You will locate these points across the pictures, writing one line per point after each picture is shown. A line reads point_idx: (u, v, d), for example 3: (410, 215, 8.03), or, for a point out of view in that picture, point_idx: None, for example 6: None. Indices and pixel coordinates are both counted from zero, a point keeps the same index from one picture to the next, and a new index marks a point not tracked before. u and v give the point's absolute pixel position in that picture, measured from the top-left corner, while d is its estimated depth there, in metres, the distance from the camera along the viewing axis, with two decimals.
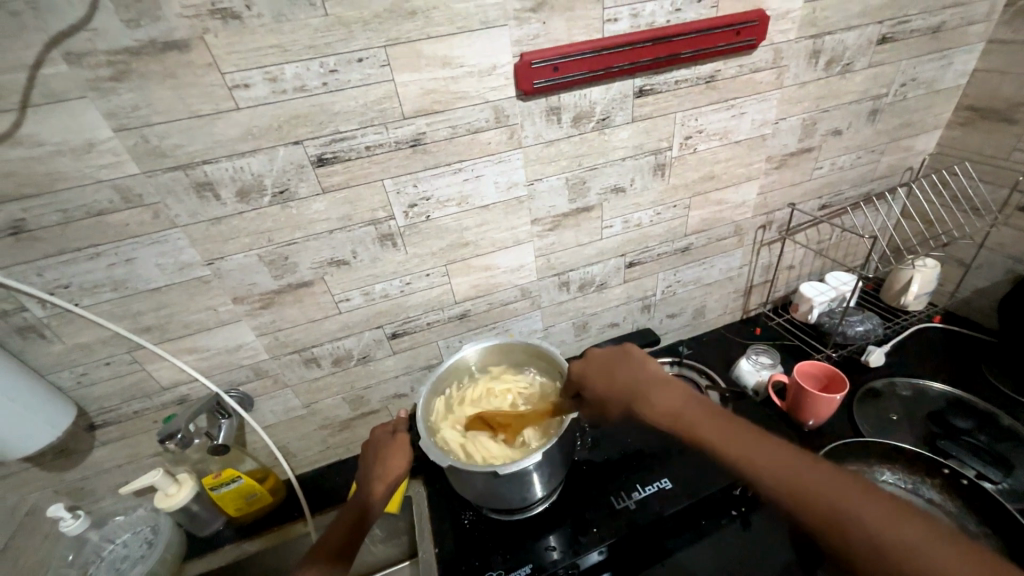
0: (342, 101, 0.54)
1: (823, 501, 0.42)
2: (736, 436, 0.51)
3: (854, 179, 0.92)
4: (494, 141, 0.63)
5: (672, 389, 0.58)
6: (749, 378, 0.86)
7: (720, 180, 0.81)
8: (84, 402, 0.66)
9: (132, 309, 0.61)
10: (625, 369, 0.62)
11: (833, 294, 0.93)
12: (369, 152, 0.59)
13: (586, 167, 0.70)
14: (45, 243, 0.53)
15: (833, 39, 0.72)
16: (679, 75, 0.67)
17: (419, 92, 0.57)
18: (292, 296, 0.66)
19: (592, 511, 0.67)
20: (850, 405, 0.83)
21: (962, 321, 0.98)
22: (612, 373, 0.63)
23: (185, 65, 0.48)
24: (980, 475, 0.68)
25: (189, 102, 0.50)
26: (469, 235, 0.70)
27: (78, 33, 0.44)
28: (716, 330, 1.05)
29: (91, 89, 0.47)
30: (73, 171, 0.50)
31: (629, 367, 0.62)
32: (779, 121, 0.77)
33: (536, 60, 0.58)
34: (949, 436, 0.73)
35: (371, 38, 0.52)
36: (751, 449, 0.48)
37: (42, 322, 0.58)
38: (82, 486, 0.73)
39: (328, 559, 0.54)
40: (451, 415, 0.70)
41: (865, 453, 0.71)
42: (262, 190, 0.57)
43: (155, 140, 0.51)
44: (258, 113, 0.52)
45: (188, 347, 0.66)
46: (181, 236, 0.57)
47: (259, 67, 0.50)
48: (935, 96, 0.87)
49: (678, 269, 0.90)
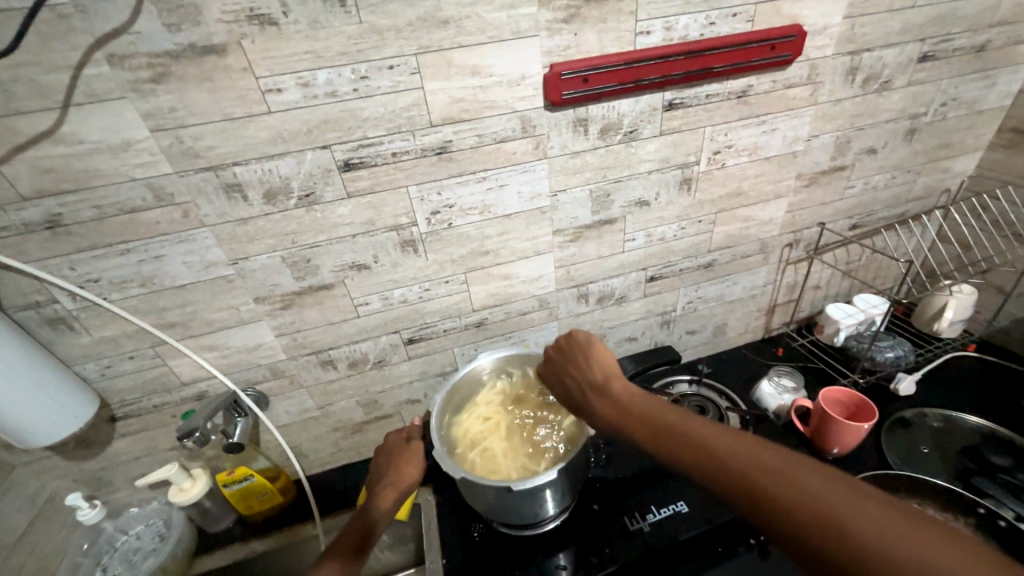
0: (371, 107, 0.55)
1: (774, 490, 0.38)
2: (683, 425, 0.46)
3: (888, 200, 0.89)
4: (519, 150, 0.63)
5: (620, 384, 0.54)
6: (771, 402, 0.83)
7: (747, 197, 0.79)
8: (107, 394, 0.67)
9: (158, 305, 0.62)
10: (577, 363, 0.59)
11: (862, 317, 0.90)
12: (395, 159, 0.59)
13: (611, 179, 0.70)
14: (79, 238, 0.54)
15: (871, 56, 0.70)
16: (710, 90, 0.66)
17: (448, 101, 0.57)
18: (312, 298, 0.67)
19: (605, 532, 0.66)
20: (878, 435, 0.79)
21: (999, 351, 0.93)
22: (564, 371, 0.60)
23: (222, 69, 0.49)
24: (1019, 516, 0.63)
25: (224, 105, 0.51)
26: (490, 243, 0.70)
27: (122, 36, 0.45)
28: (737, 348, 1.02)
29: (131, 89, 0.48)
30: (109, 169, 0.51)
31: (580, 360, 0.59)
32: (812, 138, 0.75)
33: (566, 71, 0.57)
34: (984, 473, 0.70)
35: (403, 46, 0.52)
36: (700, 435, 0.44)
37: (71, 314, 0.59)
38: (100, 476, 0.74)
39: (346, 556, 0.54)
40: (465, 429, 0.68)
41: (895, 486, 0.68)
42: (289, 192, 0.58)
43: (189, 141, 0.52)
44: (289, 117, 0.53)
45: (209, 344, 0.67)
46: (208, 235, 0.58)
47: (292, 72, 0.51)
48: (977, 117, 0.83)
49: (700, 285, 0.88)
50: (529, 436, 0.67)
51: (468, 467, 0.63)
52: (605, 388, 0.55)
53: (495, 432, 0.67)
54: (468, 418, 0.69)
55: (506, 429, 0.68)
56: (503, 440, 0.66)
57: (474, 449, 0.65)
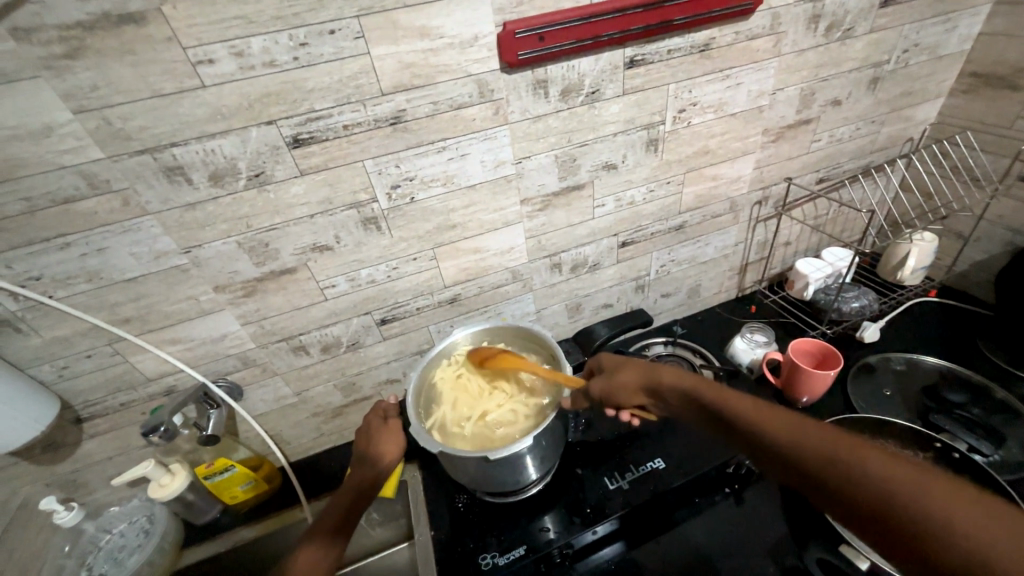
0: (315, 77, 0.51)
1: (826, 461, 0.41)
2: (744, 410, 0.49)
3: (853, 152, 0.89)
4: (478, 117, 0.60)
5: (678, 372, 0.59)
6: (744, 357, 0.85)
7: (715, 155, 0.78)
8: (68, 395, 0.64)
9: (110, 300, 0.59)
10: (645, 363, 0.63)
11: (829, 270, 0.91)
12: (347, 132, 0.56)
13: (576, 143, 0.68)
14: (10, 233, 0.51)
15: (833, 3, 0.68)
16: (672, 44, 0.64)
17: (398, 66, 0.54)
18: (276, 283, 0.65)
19: (586, 492, 0.68)
20: (845, 382, 0.83)
21: (958, 295, 0.97)
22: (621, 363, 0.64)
23: (144, 40, 0.45)
24: (972, 448, 0.68)
25: (151, 80, 0.47)
26: (456, 216, 0.68)
27: (24, 7, 0.41)
28: (711, 308, 1.04)
29: (44, 67, 0.44)
30: (33, 157, 0.48)
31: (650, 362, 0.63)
32: (777, 91, 0.74)
33: (520, 29, 0.55)
34: (942, 410, 0.74)
35: (342, 8, 0.49)
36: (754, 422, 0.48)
37: (15, 315, 0.56)
38: (75, 479, 0.73)
39: (331, 530, 0.58)
40: (459, 369, 0.70)
41: (858, 429, 0.72)
42: (236, 173, 0.55)
43: (118, 122, 0.48)
44: (226, 91, 0.49)
45: (171, 338, 0.65)
46: (154, 224, 0.55)
47: (223, 41, 0.47)
48: (938, 63, 0.83)
49: (672, 248, 0.88)
50: (489, 414, 0.65)
51: (418, 399, 0.67)
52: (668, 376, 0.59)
53: (472, 390, 0.68)
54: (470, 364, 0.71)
55: (475, 388, 0.68)
56: (469, 401, 0.66)
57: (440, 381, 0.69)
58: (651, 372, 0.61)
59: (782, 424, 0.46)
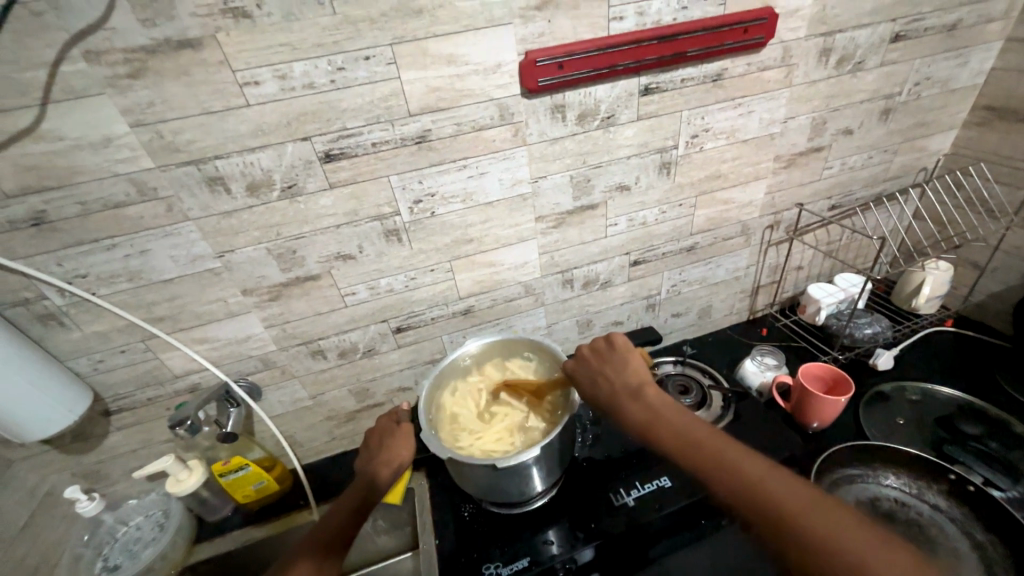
0: (349, 98, 0.55)
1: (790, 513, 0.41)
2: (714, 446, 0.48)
3: (866, 179, 0.90)
4: (498, 138, 0.64)
5: (651, 395, 0.56)
6: (754, 379, 0.85)
7: (727, 179, 0.80)
8: (100, 388, 0.68)
9: (147, 299, 0.63)
10: (614, 370, 0.60)
11: (842, 295, 0.92)
12: (375, 149, 0.60)
13: (591, 164, 0.71)
14: (64, 234, 0.55)
15: (844, 37, 0.71)
16: (685, 74, 0.67)
17: (425, 90, 0.57)
18: (300, 288, 0.68)
19: (591, 508, 0.68)
20: (857, 409, 0.82)
21: (975, 325, 0.96)
22: (597, 371, 0.61)
23: (199, 63, 0.49)
24: (988, 481, 0.68)
25: (202, 98, 0.51)
26: (473, 231, 0.71)
27: (97, 32, 0.46)
28: (722, 330, 1.04)
29: (109, 86, 0.49)
30: (91, 165, 0.52)
31: (621, 368, 0.60)
32: (788, 120, 0.77)
33: (541, 58, 0.58)
34: (956, 442, 0.74)
35: (378, 37, 0.53)
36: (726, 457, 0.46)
37: (61, 310, 0.60)
38: (98, 470, 0.76)
39: (324, 545, 0.57)
40: (452, 407, 0.70)
41: (870, 456, 0.71)
42: (271, 184, 0.59)
43: (169, 135, 0.52)
44: (267, 109, 0.54)
45: (200, 337, 0.68)
46: (193, 229, 0.59)
47: (268, 65, 0.51)
48: (950, 96, 0.85)
49: (684, 268, 0.90)
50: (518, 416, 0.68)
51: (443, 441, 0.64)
52: (640, 398, 0.56)
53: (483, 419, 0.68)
54: (461, 393, 0.72)
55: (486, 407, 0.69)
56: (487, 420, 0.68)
57: (449, 400, 0.71)
58: (625, 383, 0.58)
59: (749, 476, 0.44)
